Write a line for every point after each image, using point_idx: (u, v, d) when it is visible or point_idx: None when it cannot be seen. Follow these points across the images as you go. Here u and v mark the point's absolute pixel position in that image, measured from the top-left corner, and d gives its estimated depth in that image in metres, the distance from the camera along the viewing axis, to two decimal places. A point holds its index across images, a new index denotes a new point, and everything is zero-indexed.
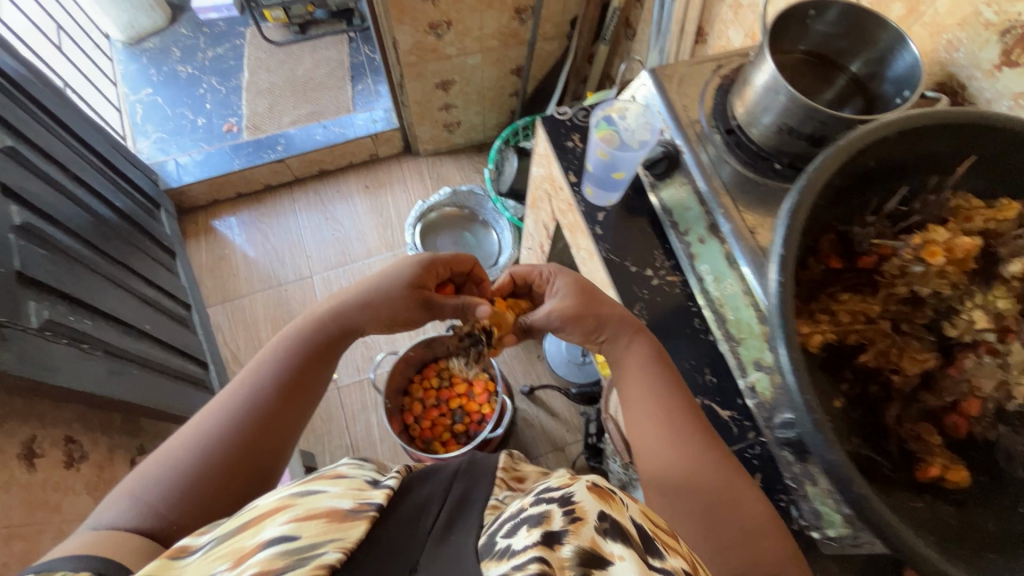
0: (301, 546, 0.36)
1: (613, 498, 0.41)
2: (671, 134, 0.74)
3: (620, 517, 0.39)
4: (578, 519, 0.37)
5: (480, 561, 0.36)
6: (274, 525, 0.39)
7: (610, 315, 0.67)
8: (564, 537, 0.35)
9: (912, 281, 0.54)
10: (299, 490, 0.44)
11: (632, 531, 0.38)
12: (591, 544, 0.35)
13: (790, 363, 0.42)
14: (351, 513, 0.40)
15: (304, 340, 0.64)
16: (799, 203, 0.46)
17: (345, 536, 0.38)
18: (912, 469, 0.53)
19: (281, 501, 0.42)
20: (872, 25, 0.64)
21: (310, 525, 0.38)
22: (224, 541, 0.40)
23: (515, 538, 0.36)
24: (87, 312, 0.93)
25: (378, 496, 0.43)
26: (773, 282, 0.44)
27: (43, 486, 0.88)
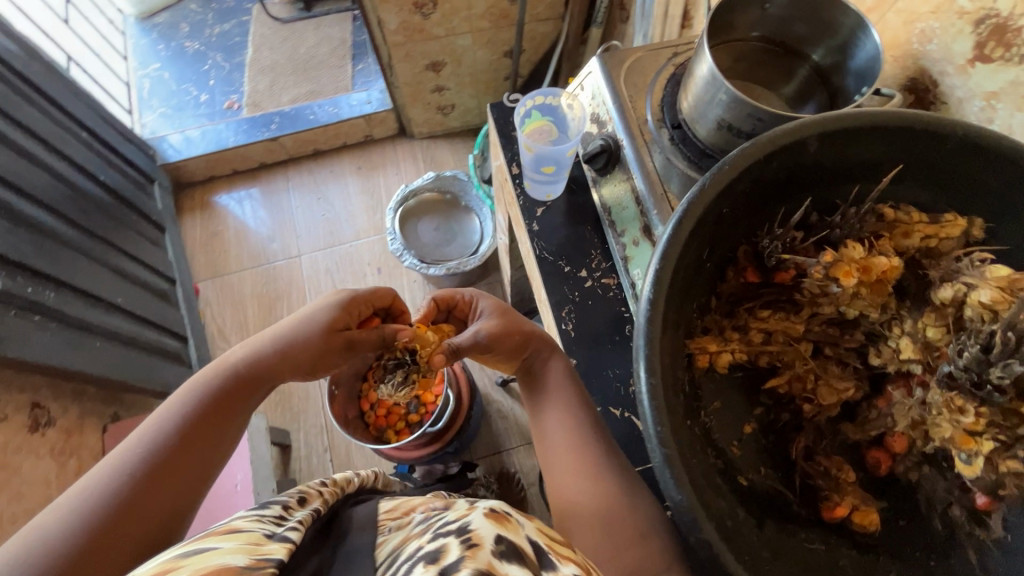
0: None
1: (510, 520, 0.42)
2: (614, 127, 0.69)
3: (517, 538, 0.40)
4: (474, 544, 0.37)
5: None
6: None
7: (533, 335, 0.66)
8: (461, 565, 0.35)
9: (836, 302, 0.49)
10: (183, 551, 0.38)
11: (529, 550, 0.39)
12: (489, 567, 0.35)
13: (649, 390, 0.38)
14: (247, 569, 0.36)
15: (209, 390, 0.58)
16: (686, 212, 0.42)
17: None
18: (818, 506, 0.48)
19: (161, 565, 0.36)
20: (830, 10, 0.58)
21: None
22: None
23: (411, 575, 0.37)
24: (50, 284, 0.96)
25: (277, 552, 0.40)
26: (643, 299, 0.40)
27: (4, 449, 0.92)
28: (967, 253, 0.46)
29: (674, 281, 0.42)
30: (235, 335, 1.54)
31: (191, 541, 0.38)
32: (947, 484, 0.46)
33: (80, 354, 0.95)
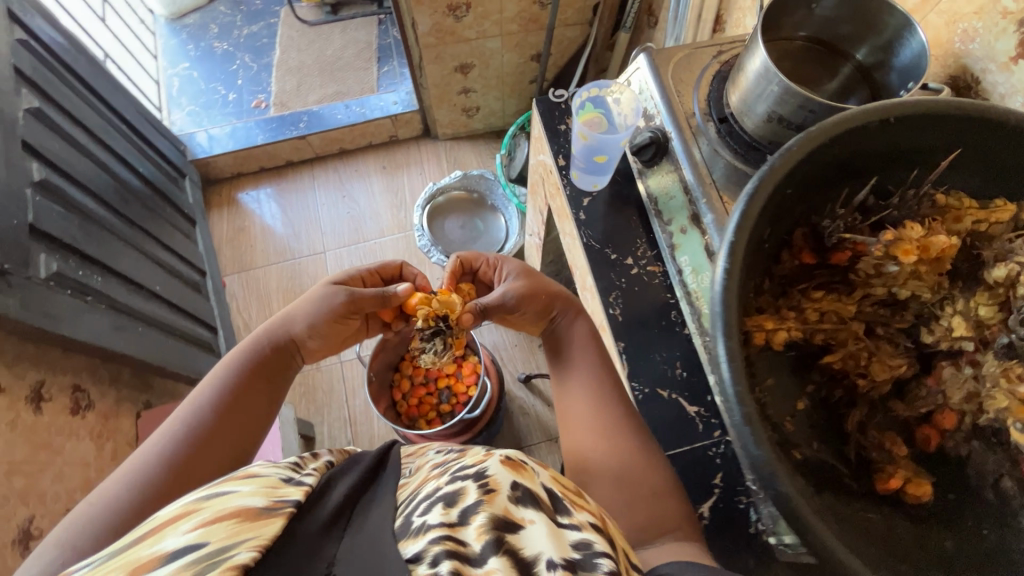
0: (210, 552, 0.35)
1: (526, 468, 0.45)
2: (662, 120, 0.72)
3: (532, 484, 0.43)
4: (492, 490, 0.40)
5: (398, 540, 0.39)
6: (178, 532, 0.37)
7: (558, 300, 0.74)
8: (478, 509, 0.38)
9: (889, 282, 0.51)
10: (205, 493, 0.41)
11: (543, 495, 0.43)
12: (506, 512, 0.39)
13: (727, 353, 0.40)
14: (265, 511, 0.39)
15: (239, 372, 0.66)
16: (757, 192, 0.44)
17: (259, 534, 0.37)
18: (873, 479, 0.50)
19: (186, 506, 0.40)
20: (876, 10, 0.61)
21: (218, 529, 0.37)
22: (118, 555, 0.37)
23: (431, 514, 0.39)
24: (98, 269, 0.98)
25: (294, 494, 0.42)
26: (719, 269, 0.42)
27: (48, 429, 0.94)
28: (1017, 235, 0.48)
29: (746, 255, 0.44)
30: (260, 328, 1.56)
31: (214, 484, 0.42)
32: (997, 457, 0.48)
33: (125, 337, 0.97)
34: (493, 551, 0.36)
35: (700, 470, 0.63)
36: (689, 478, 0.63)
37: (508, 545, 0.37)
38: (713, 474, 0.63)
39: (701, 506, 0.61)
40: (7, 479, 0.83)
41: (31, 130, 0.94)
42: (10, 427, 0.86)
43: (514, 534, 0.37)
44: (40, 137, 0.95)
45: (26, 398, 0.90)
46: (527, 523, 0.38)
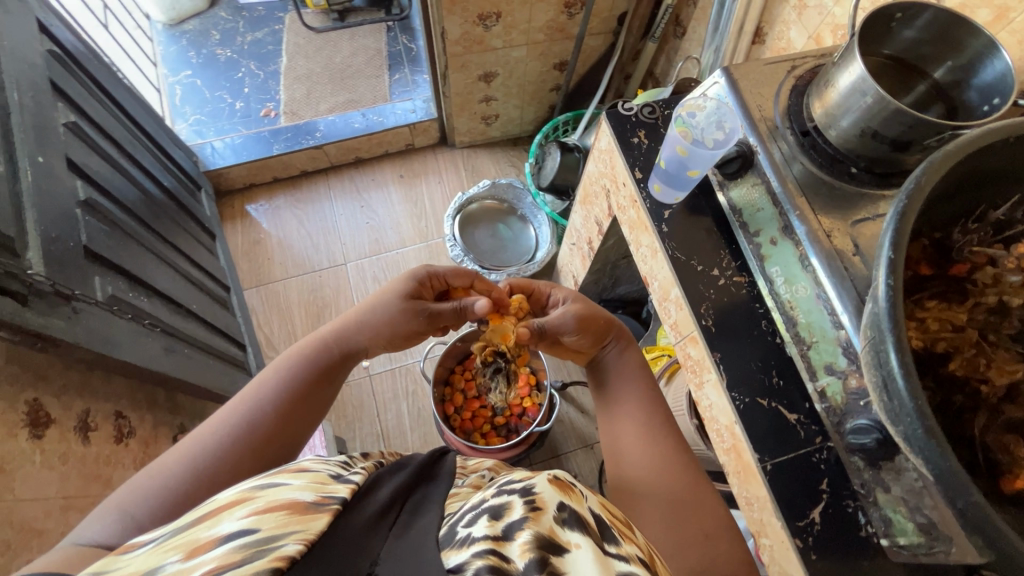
0: (261, 538, 0.35)
1: (572, 491, 0.45)
2: (745, 132, 0.73)
3: (579, 507, 0.42)
4: (538, 509, 0.40)
5: (442, 550, 0.38)
6: (233, 517, 0.38)
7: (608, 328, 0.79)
8: (523, 527, 0.38)
9: (1004, 291, 0.55)
10: (260, 483, 0.41)
11: (590, 519, 0.42)
12: (551, 533, 0.38)
13: (902, 367, 0.41)
14: (313, 505, 0.39)
15: (303, 364, 0.69)
16: (905, 211, 0.46)
17: (307, 529, 0.36)
18: (997, 479, 0.51)
19: (240, 493, 0.41)
20: (962, 31, 0.63)
21: (269, 517, 0.37)
22: (176, 535, 0.38)
23: (475, 526, 0.39)
24: (143, 290, 0.94)
25: (342, 491, 0.42)
26: (882, 284, 0.44)
27: (96, 459, 0.89)
28: None
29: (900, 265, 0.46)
30: (283, 344, 1.52)
31: (266, 475, 0.42)
32: None
33: (175, 360, 0.94)
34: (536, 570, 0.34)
35: (806, 477, 0.65)
36: (797, 485, 0.64)
37: (553, 567, 0.35)
38: (819, 480, 0.65)
39: (811, 511, 0.63)
40: (64, 516, 0.79)
41: (72, 146, 0.89)
42: (62, 461, 0.81)
43: (559, 555, 0.36)
44: (80, 154, 0.91)
45: (74, 428, 0.86)
46: (573, 547, 0.37)
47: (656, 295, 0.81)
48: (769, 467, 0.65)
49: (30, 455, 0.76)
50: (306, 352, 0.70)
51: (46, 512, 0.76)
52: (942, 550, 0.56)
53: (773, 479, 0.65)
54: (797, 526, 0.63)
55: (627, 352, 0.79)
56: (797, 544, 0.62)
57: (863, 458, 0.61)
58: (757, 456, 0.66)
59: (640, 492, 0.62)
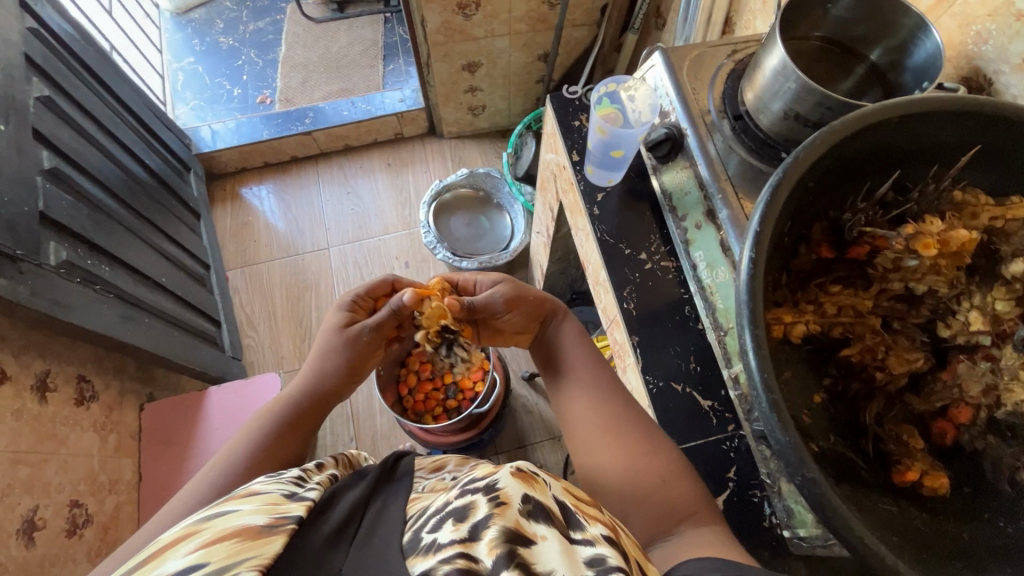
0: (209, 571, 0.35)
1: (536, 480, 0.44)
2: (677, 116, 0.72)
3: (543, 498, 0.42)
4: (503, 503, 0.39)
5: (407, 557, 0.39)
6: (178, 553, 0.38)
7: (544, 301, 0.75)
8: (489, 523, 0.38)
9: (907, 277, 0.52)
10: (207, 515, 0.42)
11: (553, 508, 0.42)
12: (518, 525, 0.38)
13: (754, 342, 0.40)
14: (266, 528, 0.39)
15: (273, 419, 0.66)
16: (783, 179, 0.45)
17: (260, 553, 0.36)
18: (890, 471, 0.50)
19: (186, 528, 0.41)
20: (893, 11, 0.61)
21: (219, 549, 0.37)
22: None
23: (442, 531, 0.39)
24: (105, 259, 0.98)
25: (295, 510, 0.42)
26: (745, 257, 0.43)
27: (53, 419, 0.93)
28: None
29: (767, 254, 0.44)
30: (263, 324, 1.56)
31: (215, 505, 0.43)
32: (1012, 451, 0.48)
33: (132, 328, 0.97)
34: (505, 564, 0.34)
35: (713, 463, 0.63)
36: (703, 471, 0.63)
37: (521, 559, 0.35)
38: (727, 468, 0.63)
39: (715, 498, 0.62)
40: (12, 469, 0.83)
41: (42, 118, 0.93)
42: (14, 416, 0.85)
43: (529, 549, 0.36)
44: (50, 126, 0.95)
45: (31, 387, 0.90)
46: (539, 539, 0.37)
47: (590, 279, 0.81)
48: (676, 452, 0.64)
49: None
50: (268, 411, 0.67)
51: None
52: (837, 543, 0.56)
53: None
54: None
55: (567, 321, 0.75)
56: None
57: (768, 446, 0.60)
58: None
59: None
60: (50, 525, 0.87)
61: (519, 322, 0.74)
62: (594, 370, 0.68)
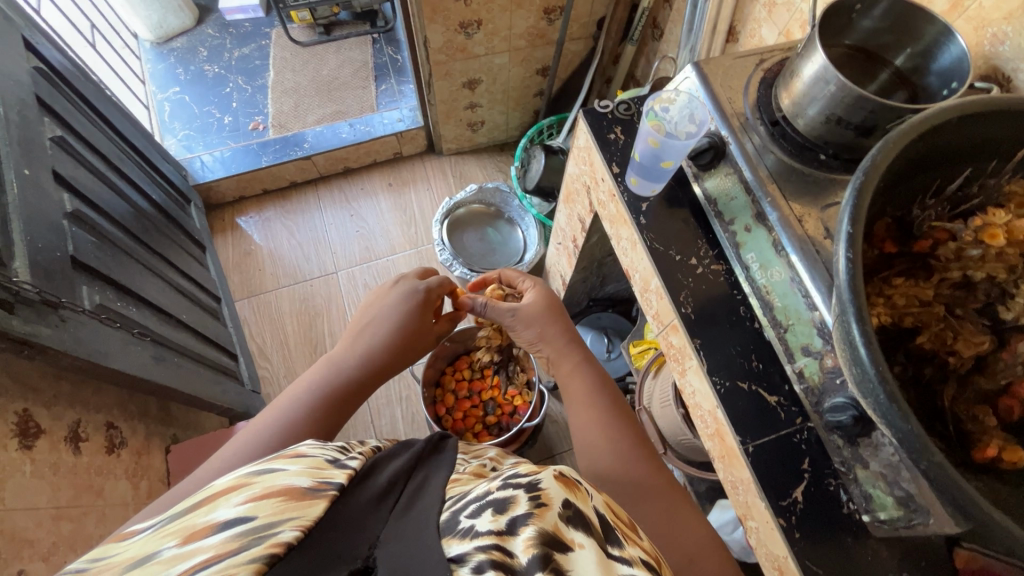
0: (257, 526, 0.36)
1: (579, 488, 0.44)
2: (717, 125, 0.75)
3: (584, 506, 0.42)
4: (543, 505, 0.40)
5: (443, 538, 0.40)
6: (230, 503, 0.39)
7: (563, 333, 0.81)
8: (527, 522, 0.38)
9: (967, 265, 0.56)
10: (257, 469, 0.43)
11: (594, 519, 0.42)
12: (556, 530, 0.38)
13: (864, 336, 0.43)
14: (310, 491, 0.40)
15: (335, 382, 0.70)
16: (864, 183, 0.48)
17: (303, 514, 0.38)
18: (969, 449, 0.52)
19: (239, 478, 0.42)
20: (918, 19, 0.66)
21: (266, 504, 0.38)
22: (175, 519, 0.40)
23: (480, 519, 0.40)
24: (132, 299, 0.95)
25: (338, 476, 0.43)
26: (842, 258, 0.45)
27: (88, 470, 0.89)
28: None
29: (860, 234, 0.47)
30: (276, 354, 1.53)
31: (265, 461, 0.44)
32: None
33: (164, 369, 0.95)
34: (539, 567, 0.35)
35: (788, 456, 0.66)
36: (780, 465, 0.65)
37: (556, 564, 0.36)
38: (801, 460, 0.66)
39: (794, 490, 0.64)
40: (56, 526, 0.79)
41: (58, 159, 0.91)
42: (52, 471, 0.82)
43: (563, 554, 0.37)
44: (67, 166, 0.92)
45: (65, 438, 0.86)
46: (576, 546, 0.38)
47: (638, 287, 0.83)
48: (751, 449, 0.66)
49: (21, 465, 0.77)
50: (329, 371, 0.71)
51: (37, 522, 0.76)
52: (921, 522, 0.57)
53: (755, 460, 0.66)
54: (781, 506, 0.64)
55: (580, 367, 0.77)
56: (781, 523, 0.63)
57: (842, 436, 0.62)
58: (739, 438, 0.67)
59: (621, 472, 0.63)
60: None
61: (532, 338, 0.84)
62: (610, 428, 0.68)
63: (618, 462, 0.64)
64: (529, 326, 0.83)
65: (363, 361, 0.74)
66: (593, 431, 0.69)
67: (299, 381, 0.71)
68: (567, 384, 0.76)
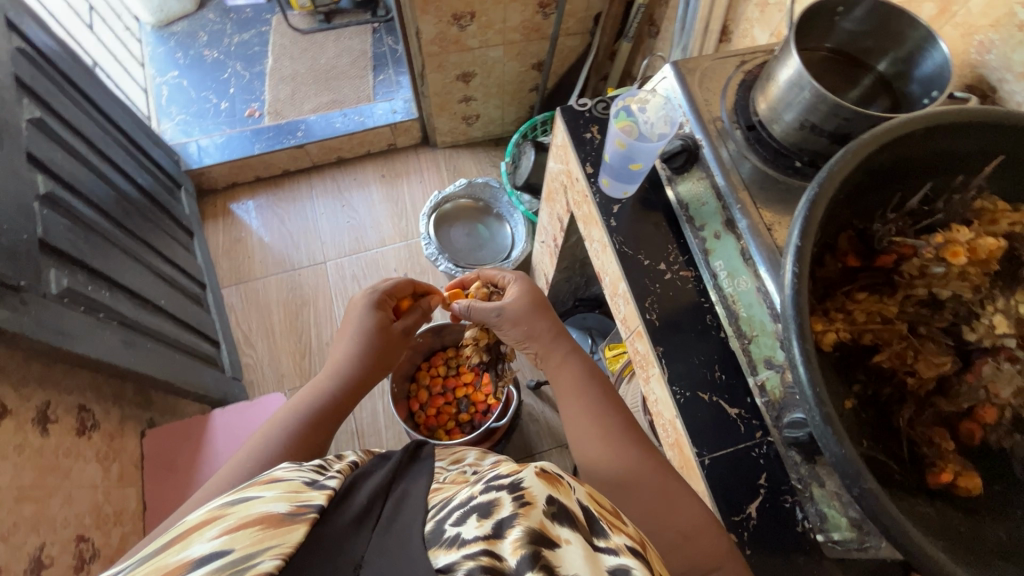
0: (235, 559, 0.35)
1: (561, 482, 0.42)
2: (691, 128, 0.73)
3: (568, 500, 0.40)
4: (527, 503, 0.38)
5: (428, 549, 0.38)
6: (204, 538, 0.37)
7: (551, 328, 0.78)
8: (514, 523, 0.37)
9: (932, 283, 0.54)
10: (231, 499, 0.42)
11: (579, 513, 0.40)
12: (541, 527, 0.37)
13: (802, 355, 0.42)
14: (289, 516, 0.39)
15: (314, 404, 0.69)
16: (818, 194, 0.46)
17: (284, 542, 0.37)
18: (924, 474, 0.50)
19: (211, 513, 0.40)
20: (901, 23, 0.63)
21: (244, 535, 0.37)
22: (147, 561, 0.38)
23: (466, 526, 0.38)
24: (106, 283, 0.95)
25: (317, 498, 0.42)
26: (788, 272, 0.44)
27: (55, 451, 0.90)
28: None
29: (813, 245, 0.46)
30: (261, 341, 1.53)
31: (238, 491, 0.43)
32: None
33: (134, 354, 0.95)
34: (529, 566, 0.34)
35: (744, 470, 0.64)
36: (734, 479, 0.64)
37: (546, 560, 0.34)
38: (757, 475, 0.64)
39: (748, 506, 0.63)
40: (17, 506, 0.80)
41: (34, 141, 0.90)
42: (17, 452, 0.82)
43: (551, 552, 0.35)
44: (44, 148, 0.92)
45: (32, 419, 0.87)
46: (564, 542, 0.36)
47: (608, 291, 0.82)
48: (707, 462, 0.65)
49: None
50: (308, 398, 0.70)
51: None
52: (873, 546, 0.58)
53: (710, 473, 0.64)
54: (733, 521, 0.62)
55: (567, 360, 0.75)
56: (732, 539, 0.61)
57: (799, 451, 0.62)
58: (696, 450, 0.65)
59: None
60: (57, 562, 0.84)
61: (518, 337, 0.80)
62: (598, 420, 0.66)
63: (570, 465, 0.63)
64: (516, 324, 0.79)
65: (341, 380, 0.74)
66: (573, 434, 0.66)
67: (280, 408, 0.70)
68: (558, 380, 0.74)
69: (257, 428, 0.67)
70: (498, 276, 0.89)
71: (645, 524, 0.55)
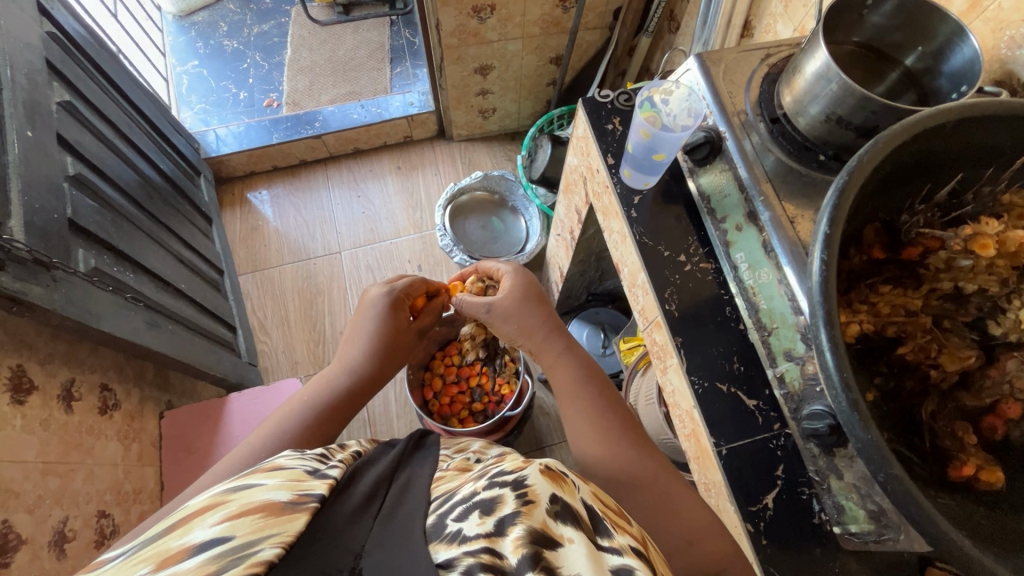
0: (236, 546, 0.34)
1: (565, 481, 0.42)
2: (715, 120, 0.73)
3: (572, 500, 0.40)
4: (530, 501, 0.38)
5: (430, 543, 0.38)
6: (204, 524, 0.37)
7: (543, 325, 0.77)
8: (516, 521, 0.37)
9: (958, 276, 0.54)
10: (233, 486, 0.41)
11: (582, 512, 0.40)
12: (544, 526, 0.37)
13: (830, 341, 0.42)
14: (290, 505, 0.39)
15: (328, 395, 0.70)
16: (849, 182, 0.46)
17: (283, 530, 0.36)
18: (946, 467, 0.50)
19: (213, 498, 0.40)
20: (931, 17, 0.63)
21: (244, 523, 0.36)
22: (148, 545, 0.37)
23: (467, 522, 0.38)
24: (130, 265, 0.97)
25: (319, 488, 0.42)
26: (816, 260, 0.44)
27: (79, 428, 0.92)
28: None
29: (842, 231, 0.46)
30: (276, 329, 1.55)
31: (240, 477, 0.42)
32: None
33: (156, 335, 0.97)
34: (529, 566, 0.34)
35: (762, 461, 0.64)
36: (752, 470, 0.64)
37: (546, 563, 0.34)
38: (775, 466, 0.64)
39: (765, 497, 0.63)
40: (42, 479, 0.81)
41: (64, 123, 0.92)
42: (43, 427, 0.84)
43: (551, 553, 0.35)
44: (72, 131, 0.94)
45: (57, 396, 0.88)
46: (567, 541, 0.36)
47: (627, 282, 0.82)
48: (724, 452, 0.65)
49: (11, 418, 0.79)
50: (321, 389, 0.71)
51: (25, 475, 0.79)
52: (891, 538, 0.57)
53: (728, 464, 0.64)
54: (750, 511, 0.62)
55: (561, 360, 0.74)
56: (748, 529, 0.62)
57: (818, 444, 0.60)
58: (713, 440, 0.65)
59: (591, 460, 0.62)
60: (79, 536, 0.86)
61: (511, 333, 0.80)
62: (607, 413, 0.67)
63: (595, 449, 0.63)
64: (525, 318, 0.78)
65: (353, 373, 0.74)
66: (584, 422, 0.67)
67: (293, 397, 0.71)
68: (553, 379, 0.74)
69: (274, 411, 0.68)
70: (493, 267, 0.89)
71: (659, 516, 0.55)
